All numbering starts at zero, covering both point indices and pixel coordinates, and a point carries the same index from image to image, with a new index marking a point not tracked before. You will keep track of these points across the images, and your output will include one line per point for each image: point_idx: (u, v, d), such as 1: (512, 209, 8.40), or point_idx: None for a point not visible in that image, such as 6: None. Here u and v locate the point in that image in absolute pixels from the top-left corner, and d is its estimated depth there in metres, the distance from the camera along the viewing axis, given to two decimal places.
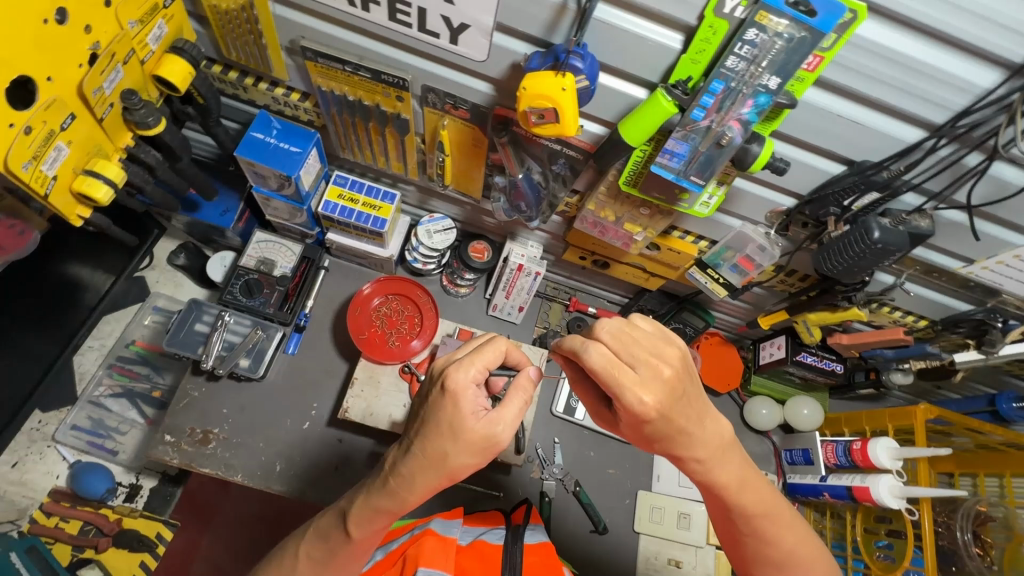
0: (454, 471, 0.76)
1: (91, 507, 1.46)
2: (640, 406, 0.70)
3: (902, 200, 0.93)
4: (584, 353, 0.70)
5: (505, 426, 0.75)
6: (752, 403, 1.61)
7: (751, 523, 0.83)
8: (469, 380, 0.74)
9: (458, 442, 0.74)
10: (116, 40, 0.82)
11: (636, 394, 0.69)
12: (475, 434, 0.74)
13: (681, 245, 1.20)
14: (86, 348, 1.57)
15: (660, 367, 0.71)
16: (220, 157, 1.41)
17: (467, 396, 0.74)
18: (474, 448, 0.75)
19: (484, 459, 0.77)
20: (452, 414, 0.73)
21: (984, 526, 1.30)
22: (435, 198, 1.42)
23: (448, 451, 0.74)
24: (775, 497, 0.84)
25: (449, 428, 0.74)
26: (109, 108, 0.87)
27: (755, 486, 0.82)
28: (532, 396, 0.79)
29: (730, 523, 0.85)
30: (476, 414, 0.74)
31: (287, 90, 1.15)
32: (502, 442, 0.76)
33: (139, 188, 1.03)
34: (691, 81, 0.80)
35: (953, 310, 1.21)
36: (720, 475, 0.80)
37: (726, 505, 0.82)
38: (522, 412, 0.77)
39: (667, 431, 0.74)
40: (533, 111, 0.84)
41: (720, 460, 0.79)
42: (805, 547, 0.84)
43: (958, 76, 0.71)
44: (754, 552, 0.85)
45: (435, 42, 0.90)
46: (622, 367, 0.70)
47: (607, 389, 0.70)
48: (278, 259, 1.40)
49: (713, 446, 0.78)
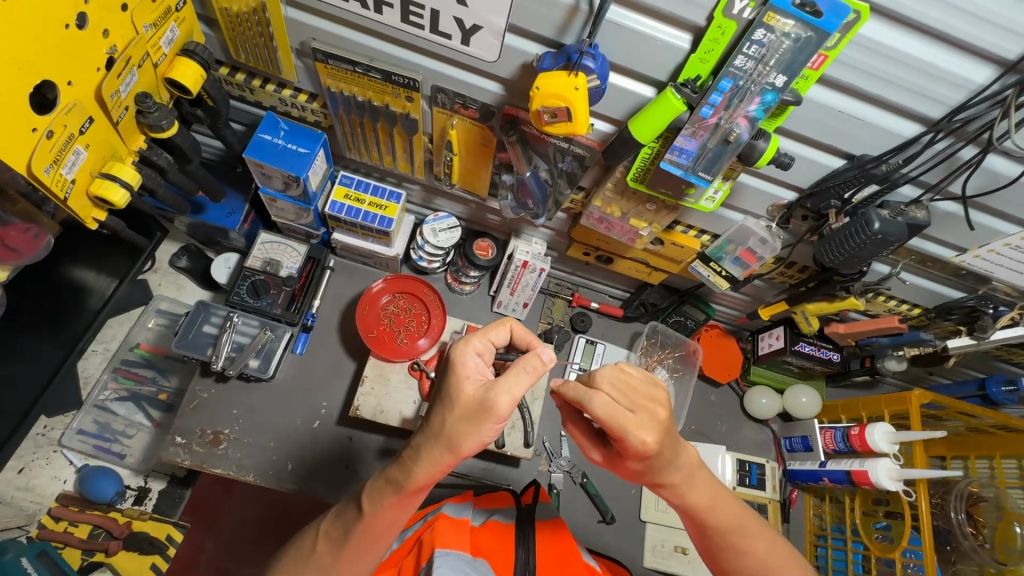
0: (454, 440, 0.74)
1: (100, 511, 1.46)
2: (643, 447, 0.73)
3: (899, 193, 0.97)
4: (588, 400, 0.74)
5: (501, 392, 0.73)
6: (752, 393, 1.65)
7: (725, 536, 0.86)
8: (468, 348, 0.79)
9: (453, 406, 0.74)
10: (131, 44, 0.83)
11: (640, 434, 0.73)
12: (470, 398, 0.74)
13: (684, 239, 1.22)
14: (91, 352, 1.57)
15: (657, 409, 0.74)
16: (225, 159, 1.41)
17: (465, 361, 0.77)
18: (470, 415, 0.73)
19: (483, 431, 0.73)
20: (450, 379, 0.76)
21: (976, 506, 1.35)
22: (440, 197, 1.43)
23: (446, 417, 0.74)
24: (745, 510, 0.88)
25: (447, 394, 0.76)
26: (124, 111, 0.87)
27: (726, 503, 0.87)
28: (541, 377, 0.74)
29: (704, 536, 0.88)
30: (474, 379, 0.76)
31: (295, 91, 1.15)
32: (498, 409, 0.72)
33: (151, 191, 1.03)
34: (700, 80, 0.82)
35: (945, 297, 1.26)
36: (696, 496, 0.85)
37: (698, 520, 0.87)
38: (522, 378, 0.74)
39: (656, 463, 0.78)
40: (545, 111, 0.86)
41: (693, 482, 0.84)
42: (781, 559, 0.87)
43: (954, 73, 0.75)
44: (729, 565, 0.88)
45: (446, 44, 0.92)
46: (623, 410, 0.74)
47: (611, 430, 0.74)
48: (284, 260, 1.42)
49: (688, 468, 0.83)
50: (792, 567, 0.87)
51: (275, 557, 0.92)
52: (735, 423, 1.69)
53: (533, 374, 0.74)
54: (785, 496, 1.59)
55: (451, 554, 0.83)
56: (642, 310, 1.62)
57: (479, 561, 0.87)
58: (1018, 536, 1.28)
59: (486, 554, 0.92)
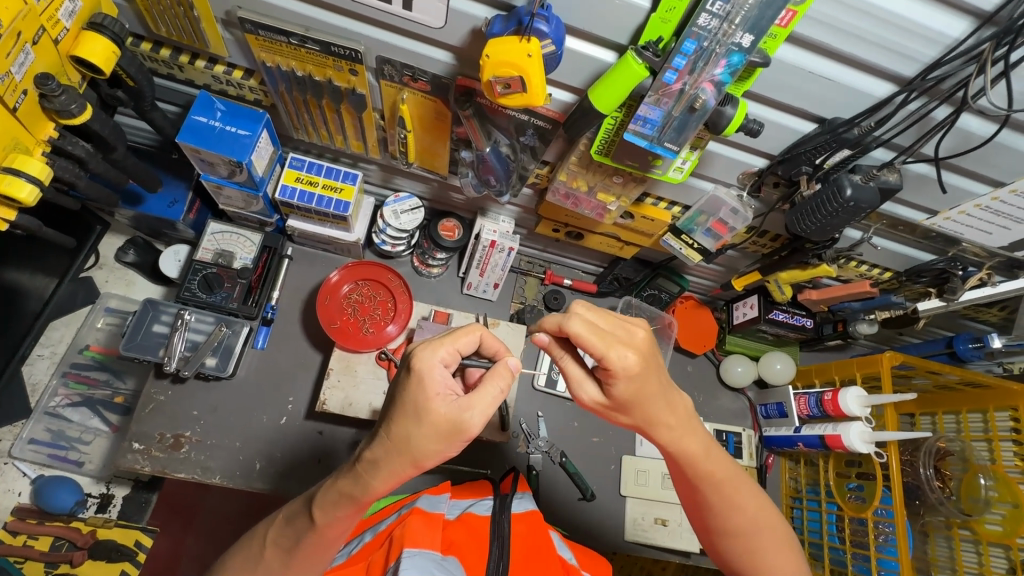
0: (419, 458, 0.70)
1: (61, 522, 1.39)
2: (625, 364, 0.70)
3: (872, 156, 0.93)
4: (566, 323, 0.70)
5: (475, 413, 0.70)
6: (727, 362, 1.64)
7: (718, 491, 0.81)
8: (436, 360, 0.71)
9: (422, 424, 0.69)
10: (20, 17, 0.73)
11: (622, 349, 0.70)
12: (442, 417, 0.69)
13: (654, 212, 1.17)
14: (36, 357, 1.48)
15: (634, 331, 0.73)
16: (161, 144, 1.31)
17: (434, 376, 0.70)
18: (439, 435, 0.69)
19: (451, 449, 0.71)
20: (418, 395, 0.69)
21: (944, 460, 1.35)
22: (400, 176, 1.35)
23: (412, 435, 0.69)
24: (736, 466, 0.84)
25: (413, 409, 0.69)
26: (22, 96, 0.79)
27: (720, 454, 0.82)
28: (511, 385, 0.74)
29: (694, 493, 0.84)
30: (444, 396, 0.70)
31: (228, 67, 1.05)
32: (471, 429, 0.70)
33: (70, 184, 0.94)
34: (663, 41, 0.76)
35: (915, 260, 1.25)
36: (689, 445, 0.79)
37: (691, 472, 0.81)
38: (493, 401, 0.71)
39: (641, 395, 0.74)
40: (497, 81, 0.79)
41: (688, 428, 0.79)
42: (768, 515, 0.84)
43: (927, 27, 0.71)
44: (719, 522, 0.84)
45: (387, 9, 0.84)
46: (607, 329, 0.70)
47: (593, 352, 0.70)
48: (237, 251, 1.34)
49: (681, 413, 0.78)
50: (776, 530, 0.84)
51: (224, 556, 0.88)
52: (712, 392, 1.68)
53: (505, 392, 0.73)
54: (762, 463, 1.59)
55: (420, 553, 0.78)
56: (615, 284, 1.60)
57: (450, 560, 0.82)
58: (982, 488, 1.29)
59: (457, 552, 0.87)
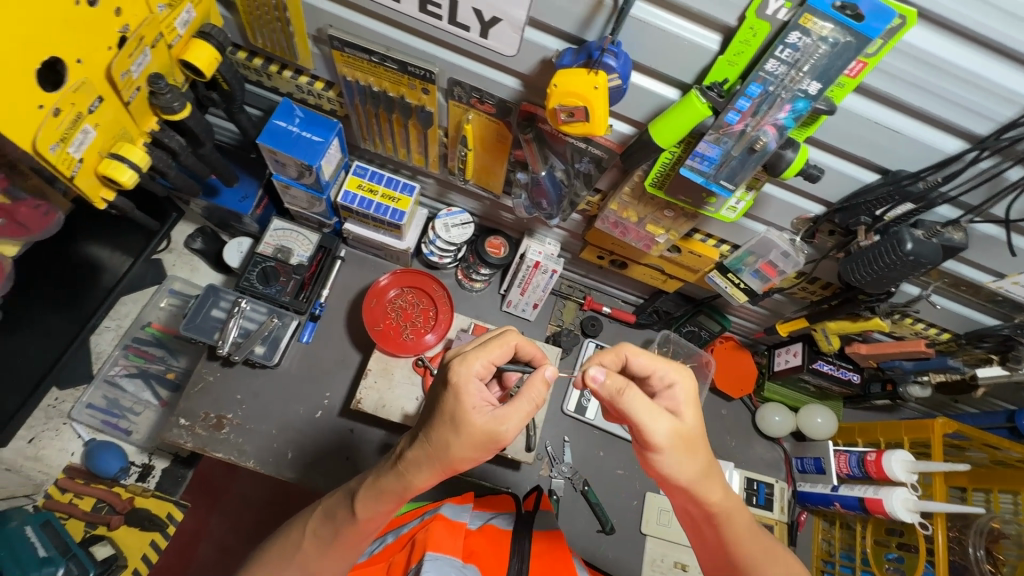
0: (455, 462, 0.73)
1: (104, 485, 1.48)
2: (676, 381, 0.84)
3: (936, 212, 0.91)
4: (623, 351, 0.87)
5: (510, 425, 0.73)
6: (764, 410, 1.59)
7: (756, 539, 0.84)
8: (471, 374, 0.73)
9: (460, 433, 0.72)
10: (144, 23, 0.83)
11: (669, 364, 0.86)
12: (478, 428, 0.72)
13: (702, 248, 1.17)
14: (103, 328, 1.60)
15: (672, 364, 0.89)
16: (241, 143, 1.41)
17: (470, 390, 0.73)
18: (476, 444, 0.72)
19: (484, 454, 0.75)
20: (454, 406, 0.72)
21: (996, 543, 1.26)
22: (455, 192, 1.41)
23: (451, 442, 0.72)
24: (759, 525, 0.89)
25: (451, 419, 0.72)
26: (135, 91, 0.88)
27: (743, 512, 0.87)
28: (544, 400, 0.75)
29: (730, 557, 0.85)
30: (480, 408, 0.73)
31: (311, 79, 1.14)
32: (506, 439, 0.73)
33: (162, 172, 1.03)
34: (727, 84, 0.78)
35: (977, 324, 1.18)
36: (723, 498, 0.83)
37: (726, 528, 0.84)
38: (529, 412, 0.74)
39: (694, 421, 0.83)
40: (562, 109, 0.82)
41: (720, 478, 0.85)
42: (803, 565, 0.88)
43: (1006, 87, 0.70)
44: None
45: (464, 36, 0.89)
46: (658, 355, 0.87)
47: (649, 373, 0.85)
48: (296, 248, 1.41)
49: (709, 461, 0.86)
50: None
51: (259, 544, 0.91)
52: (746, 439, 1.63)
53: (537, 404, 0.74)
54: (794, 518, 1.52)
55: (442, 558, 0.79)
56: (654, 317, 1.58)
57: (470, 567, 0.83)
58: None
59: (477, 560, 0.88)
